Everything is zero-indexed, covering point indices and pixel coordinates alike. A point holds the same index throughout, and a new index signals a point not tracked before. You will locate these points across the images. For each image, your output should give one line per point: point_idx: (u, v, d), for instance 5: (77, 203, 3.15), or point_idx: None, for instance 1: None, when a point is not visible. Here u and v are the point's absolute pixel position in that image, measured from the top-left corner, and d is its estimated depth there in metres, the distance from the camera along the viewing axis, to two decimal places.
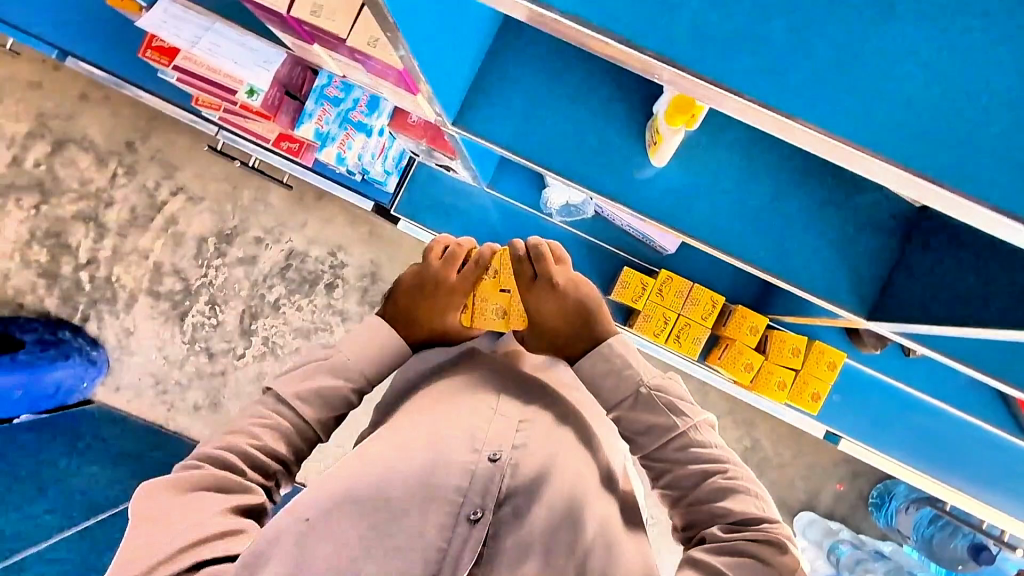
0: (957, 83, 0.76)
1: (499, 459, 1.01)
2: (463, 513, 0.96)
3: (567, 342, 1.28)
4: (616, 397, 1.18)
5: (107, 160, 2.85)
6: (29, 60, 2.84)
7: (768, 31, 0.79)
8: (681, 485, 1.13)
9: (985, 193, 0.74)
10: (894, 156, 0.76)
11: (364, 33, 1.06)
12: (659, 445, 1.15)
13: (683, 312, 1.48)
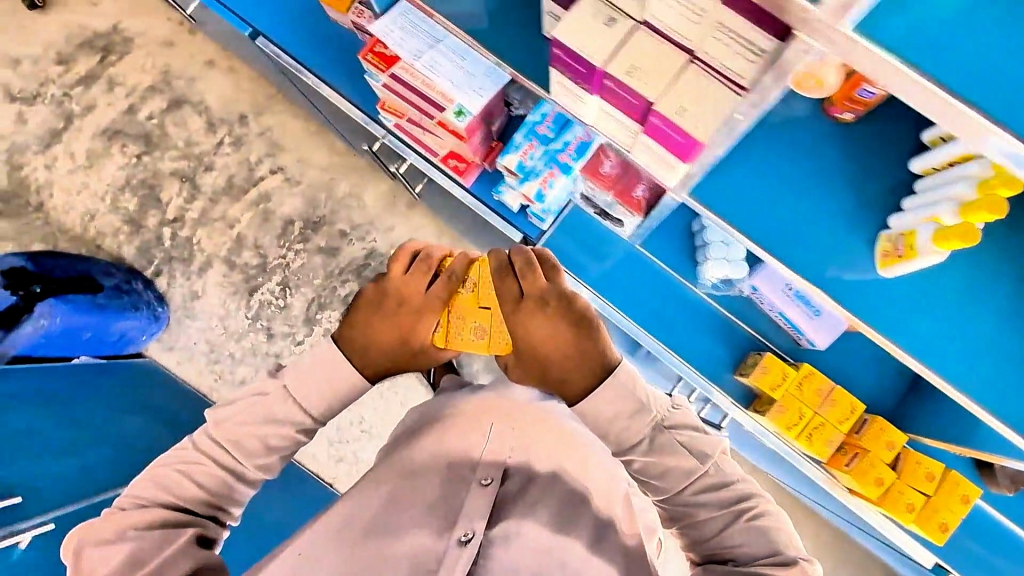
0: (965, 333, 0.87)
1: (489, 482, 0.97)
2: (455, 536, 0.87)
3: (564, 379, 0.94)
4: (628, 442, 0.96)
5: (217, 127, 2.92)
6: (168, 20, 2.96)
7: (806, 205, 0.92)
8: (700, 526, 0.97)
9: (997, 406, 0.84)
10: (912, 350, 0.88)
11: (675, 93, 0.74)
12: (675, 490, 0.97)
13: (819, 412, 1.27)
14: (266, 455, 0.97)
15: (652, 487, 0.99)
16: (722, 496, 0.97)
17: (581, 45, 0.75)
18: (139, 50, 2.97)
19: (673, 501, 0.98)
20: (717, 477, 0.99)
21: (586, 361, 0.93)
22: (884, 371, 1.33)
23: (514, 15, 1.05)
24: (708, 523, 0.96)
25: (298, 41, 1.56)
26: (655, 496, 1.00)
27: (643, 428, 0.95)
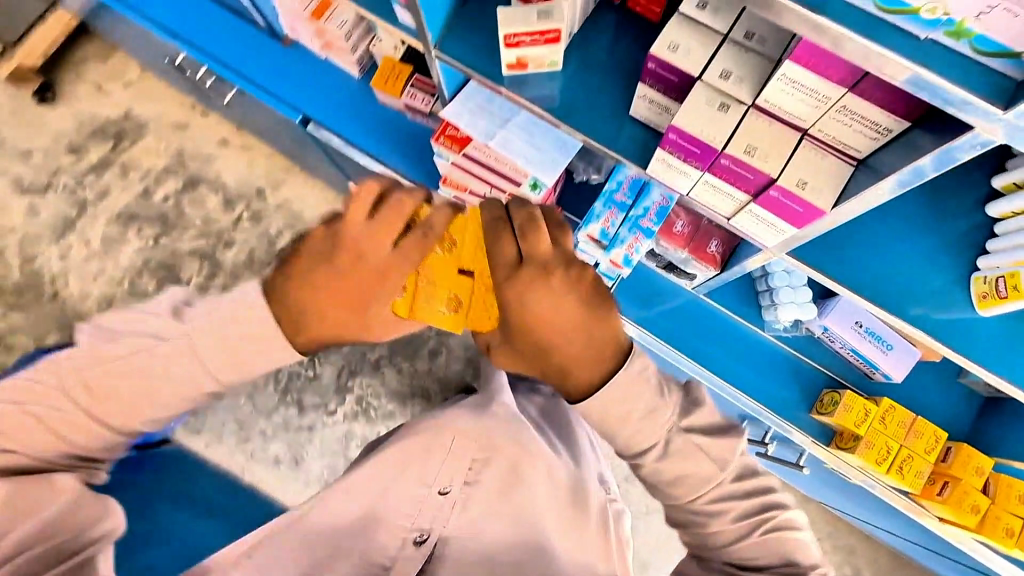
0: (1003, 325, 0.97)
1: (448, 492, 1.08)
2: (410, 536, 1.04)
3: (564, 369, 0.73)
4: (640, 446, 0.80)
5: (235, 203, 2.64)
6: (178, 102, 2.68)
7: (858, 232, 1.00)
8: (710, 539, 0.85)
9: None
10: (959, 348, 0.96)
11: (791, 170, 0.81)
12: (690, 499, 0.84)
13: (904, 444, 1.31)
14: (151, 409, 0.83)
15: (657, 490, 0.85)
16: (732, 509, 0.84)
17: (697, 130, 0.83)
18: (153, 135, 2.66)
19: (683, 509, 0.86)
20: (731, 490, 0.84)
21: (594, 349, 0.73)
22: (956, 396, 1.37)
23: (593, 93, 1.08)
24: (716, 533, 0.85)
25: (353, 128, 1.63)
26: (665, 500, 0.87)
27: (661, 430, 0.79)
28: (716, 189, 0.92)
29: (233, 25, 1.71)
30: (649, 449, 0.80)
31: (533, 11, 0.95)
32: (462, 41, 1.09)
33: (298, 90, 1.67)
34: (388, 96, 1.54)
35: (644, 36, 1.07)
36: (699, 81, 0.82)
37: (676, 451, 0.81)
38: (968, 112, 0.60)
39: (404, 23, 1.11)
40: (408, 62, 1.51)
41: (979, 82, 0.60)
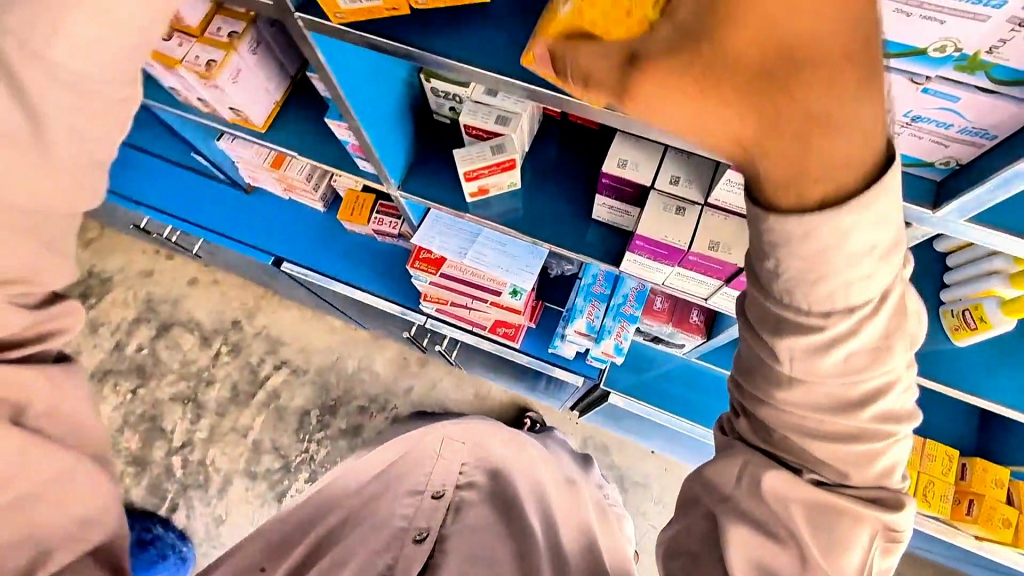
0: (979, 354, 1.01)
1: (442, 495, 1.07)
2: (410, 534, 1.01)
3: (797, 123, 0.37)
4: (800, 287, 0.45)
5: (212, 339, 2.56)
6: (143, 251, 2.68)
7: None
8: (830, 431, 0.51)
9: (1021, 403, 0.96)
10: (943, 379, 0.99)
11: None
12: (852, 359, 0.48)
13: (922, 470, 1.31)
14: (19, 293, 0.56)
15: (783, 342, 0.48)
16: (880, 404, 0.50)
17: (661, 234, 0.89)
18: (120, 286, 2.63)
19: (810, 384, 0.50)
20: (900, 382, 0.50)
21: (879, 110, 0.37)
22: (953, 408, 1.41)
23: (554, 202, 1.13)
24: (829, 430, 0.51)
25: (327, 258, 1.68)
26: (788, 357, 0.49)
27: (877, 259, 0.44)
28: (689, 280, 0.98)
29: (190, 181, 1.76)
30: (816, 292, 0.45)
31: (488, 147, 1.03)
32: (422, 177, 1.15)
33: (266, 232, 1.72)
34: (356, 226, 1.59)
35: (589, 143, 1.15)
36: (652, 189, 0.89)
37: (886, 300, 0.47)
38: (910, 215, 0.64)
39: (364, 168, 1.17)
40: (369, 191, 1.56)
41: (907, 187, 0.64)
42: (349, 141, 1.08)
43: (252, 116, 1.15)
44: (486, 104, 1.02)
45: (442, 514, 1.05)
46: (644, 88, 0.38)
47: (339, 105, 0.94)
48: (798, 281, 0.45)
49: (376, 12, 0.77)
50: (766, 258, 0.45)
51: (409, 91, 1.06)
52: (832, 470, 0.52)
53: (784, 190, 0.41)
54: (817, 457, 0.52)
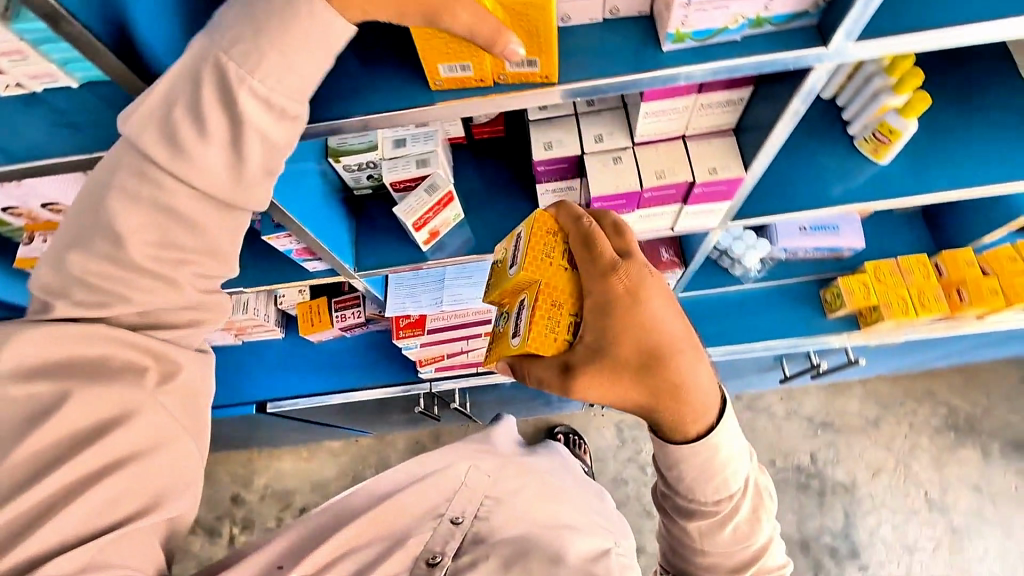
0: (901, 160, 1.12)
1: (462, 518, 0.91)
2: (422, 558, 0.86)
3: (665, 383, 0.70)
4: (692, 476, 0.73)
5: (219, 527, 2.33)
6: None
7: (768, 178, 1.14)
8: (722, 556, 0.74)
9: (948, 183, 1.08)
10: (883, 195, 1.10)
11: (698, 166, 0.93)
12: (724, 517, 0.73)
13: (908, 285, 1.42)
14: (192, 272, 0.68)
15: (695, 521, 0.74)
16: (760, 560, 0.74)
17: (614, 187, 0.93)
18: None
19: (705, 520, 0.74)
20: (774, 546, 0.75)
21: (705, 382, 0.72)
22: (899, 226, 1.55)
23: (500, 215, 1.17)
24: (721, 552, 0.74)
25: (308, 378, 1.62)
26: (695, 522, 0.74)
27: (734, 478, 0.73)
28: (652, 217, 1.04)
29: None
30: (709, 492, 0.73)
31: (422, 191, 1.05)
32: (372, 251, 1.16)
33: (236, 383, 1.63)
34: (323, 333, 1.55)
35: (502, 150, 1.21)
36: (585, 155, 0.95)
37: (748, 492, 0.74)
38: (808, 61, 0.71)
39: (313, 270, 1.17)
40: (319, 295, 1.54)
41: (795, 42, 0.71)
42: (292, 248, 1.08)
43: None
44: (401, 156, 1.04)
45: (461, 538, 0.89)
46: (581, 381, 0.70)
47: (275, 214, 0.94)
48: (692, 478, 0.73)
49: (467, 85, 0.77)
50: (673, 469, 0.74)
51: (326, 179, 1.08)
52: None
53: (676, 419, 0.71)
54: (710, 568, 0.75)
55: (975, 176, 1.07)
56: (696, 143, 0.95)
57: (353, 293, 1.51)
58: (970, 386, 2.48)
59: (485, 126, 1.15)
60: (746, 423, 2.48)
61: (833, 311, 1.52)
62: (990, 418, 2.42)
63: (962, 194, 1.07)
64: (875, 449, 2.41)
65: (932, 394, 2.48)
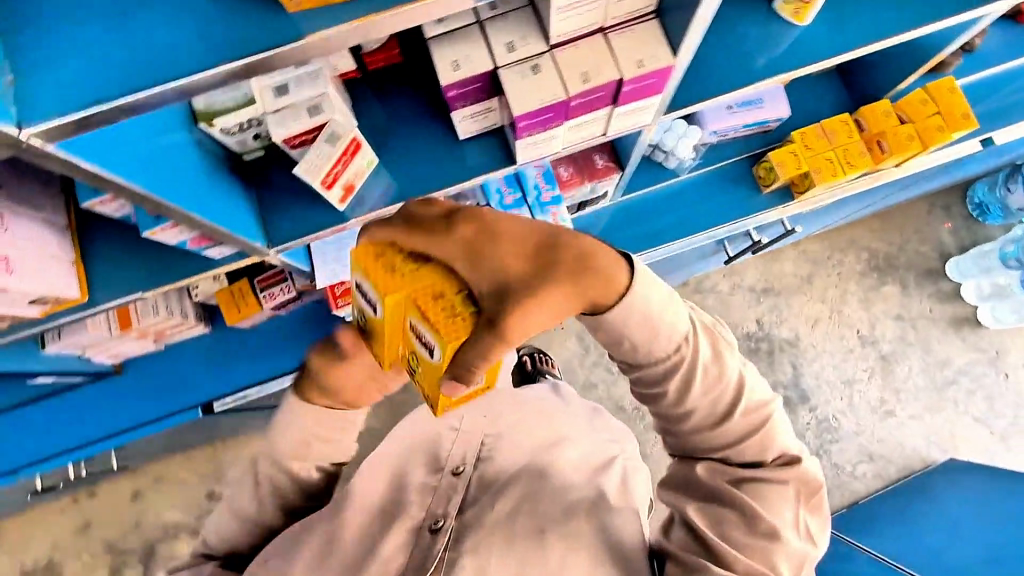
0: (822, 20, 1.06)
1: (462, 470, 0.93)
2: (426, 524, 0.85)
3: (569, 267, 0.66)
4: (644, 343, 0.71)
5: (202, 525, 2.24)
6: (59, 509, 2.26)
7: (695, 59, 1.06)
8: (704, 413, 0.75)
9: (869, 36, 1.05)
10: (809, 60, 1.05)
11: (625, 61, 0.84)
12: (686, 373, 0.73)
13: (833, 147, 1.43)
14: None
15: (666, 386, 0.74)
16: (744, 399, 0.75)
17: (537, 101, 0.83)
18: (70, 557, 2.22)
19: (672, 382, 0.73)
20: (753, 385, 0.76)
21: (594, 240, 0.69)
22: (818, 86, 1.54)
23: (417, 153, 1.05)
24: (702, 408, 0.74)
25: (251, 367, 1.50)
26: (663, 388, 0.74)
27: (681, 323, 0.71)
28: (583, 127, 0.95)
29: (27, 417, 1.49)
30: (659, 345, 0.71)
31: (323, 144, 0.91)
32: (281, 222, 1.03)
33: (175, 389, 1.50)
34: (255, 317, 1.41)
35: (403, 76, 1.06)
36: (499, 69, 0.84)
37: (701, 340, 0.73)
38: None
39: (219, 256, 1.02)
40: (238, 278, 1.38)
41: None
42: (186, 239, 0.93)
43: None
44: (287, 106, 0.88)
45: (463, 492, 0.90)
46: (514, 326, 0.63)
47: (148, 207, 0.77)
48: (638, 343, 0.71)
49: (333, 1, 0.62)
50: (623, 342, 0.72)
51: (204, 149, 0.90)
52: (715, 433, 0.75)
53: (603, 292, 0.67)
54: (702, 432, 0.76)
55: (894, 25, 1.04)
56: (617, 33, 0.85)
57: (276, 269, 1.36)
58: (885, 227, 2.66)
59: (377, 54, 1.00)
60: (696, 305, 2.58)
61: (767, 187, 1.52)
62: (905, 254, 2.64)
63: (884, 45, 1.04)
64: (812, 303, 2.59)
65: (853, 242, 2.65)
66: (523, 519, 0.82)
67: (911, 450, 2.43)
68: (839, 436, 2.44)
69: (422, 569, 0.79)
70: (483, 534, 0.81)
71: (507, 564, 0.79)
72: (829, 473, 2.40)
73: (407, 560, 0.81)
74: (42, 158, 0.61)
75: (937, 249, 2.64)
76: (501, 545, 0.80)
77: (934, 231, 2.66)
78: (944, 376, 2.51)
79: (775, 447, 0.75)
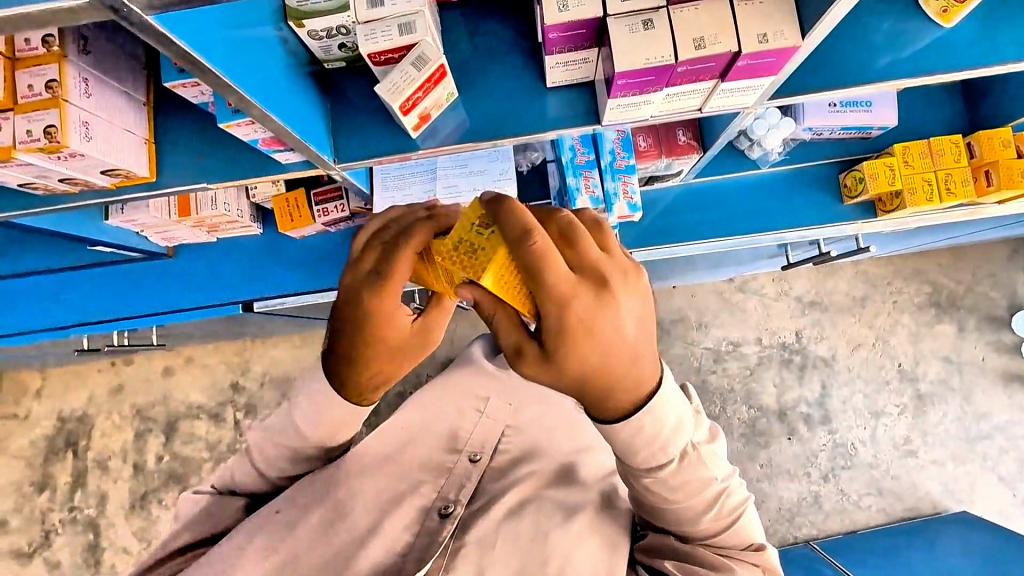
0: (968, 26, 0.95)
1: (479, 457, 0.92)
2: (436, 508, 0.84)
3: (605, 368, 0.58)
4: (637, 446, 0.65)
5: (221, 413, 2.36)
6: (98, 370, 2.41)
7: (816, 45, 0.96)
8: (673, 508, 0.71)
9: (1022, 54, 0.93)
10: (945, 68, 0.95)
11: (746, 31, 0.76)
12: (657, 478, 0.68)
13: (936, 167, 1.32)
14: None
15: (646, 482, 0.69)
16: (720, 503, 0.72)
17: (643, 59, 0.78)
18: (102, 415, 2.39)
19: (648, 479, 0.68)
20: (730, 485, 0.73)
21: (633, 340, 0.57)
22: (935, 103, 1.41)
23: (500, 92, 1.00)
24: (679, 499, 0.70)
25: (294, 276, 1.52)
26: (645, 481, 0.68)
27: (670, 432, 0.66)
28: (683, 95, 0.89)
29: (87, 280, 1.57)
30: (648, 450, 0.65)
31: (410, 66, 0.87)
32: (352, 140, 1.01)
33: (223, 283, 1.54)
34: (306, 229, 1.42)
35: (499, 13, 1.01)
36: (609, 18, 0.79)
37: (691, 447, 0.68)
38: None
39: (286, 162, 1.01)
40: (295, 187, 1.38)
41: None
42: (259, 138, 0.92)
43: (67, 95, 0.83)
44: (379, 19, 0.85)
45: (476, 483, 0.89)
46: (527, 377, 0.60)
47: (229, 98, 0.76)
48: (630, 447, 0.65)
49: None
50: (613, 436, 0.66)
51: (288, 49, 0.88)
52: (692, 518, 0.72)
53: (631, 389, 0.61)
54: (682, 517, 0.72)
55: None
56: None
57: (334, 185, 1.37)
58: (958, 263, 2.50)
59: None
60: (738, 304, 2.51)
61: (852, 198, 1.41)
62: (971, 295, 2.48)
63: None
64: (858, 326, 2.48)
65: (917, 272, 2.50)
66: (524, 515, 0.83)
67: (923, 493, 2.37)
68: (854, 464, 2.39)
69: (426, 557, 0.77)
70: (489, 532, 0.81)
71: (507, 562, 0.79)
72: (832, 496, 2.37)
73: (413, 542, 0.80)
74: (140, 29, 0.61)
75: (1007, 299, 2.47)
76: (502, 541, 0.80)
77: (1009, 278, 2.48)
78: (978, 429, 2.40)
79: (747, 537, 0.75)
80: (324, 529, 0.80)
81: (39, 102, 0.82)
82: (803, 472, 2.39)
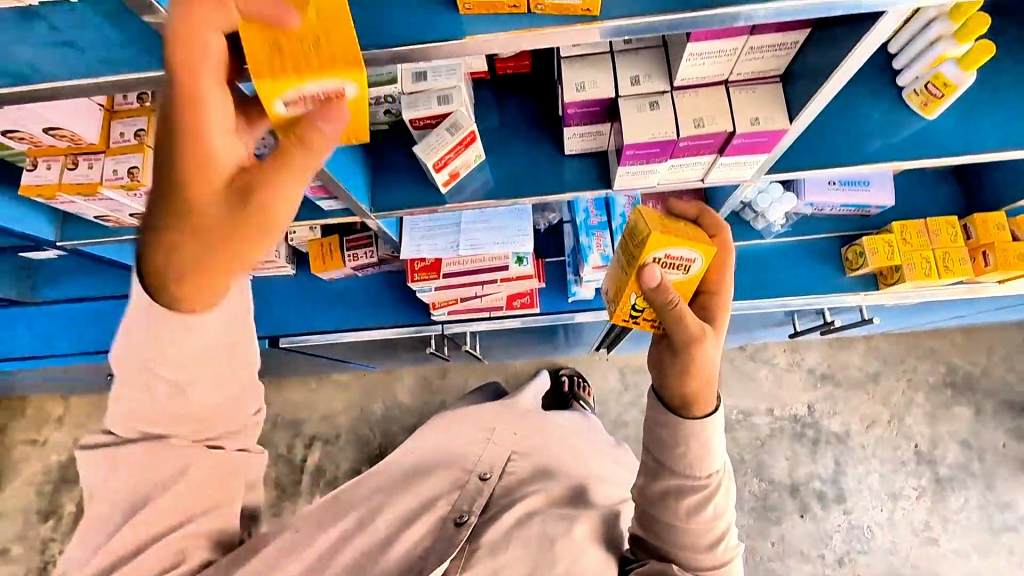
0: (949, 118, 1.06)
1: (489, 476, 0.95)
2: (450, 517, 0.87)
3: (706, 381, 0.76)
4: (689, 457, 0.75)
5: None
6: None
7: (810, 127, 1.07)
8: (695, 536, 0.78)
9: (999, 142, 1.02)
10: (928, 152, 1.04)
11: (739, 115, 0.87)
12: (698, 498, 0.76)
13: (934, 247, 1.39)
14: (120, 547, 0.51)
15: (685, 500, 0.76)
16: (726, 540, 0.79)
17: (649, 135, 0.88)
18: None
19: (690, 497, 0.76)
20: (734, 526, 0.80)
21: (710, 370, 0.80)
22: (930, 184, 1.50)
23: (521, 157, 1.12)
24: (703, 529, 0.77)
25: (319, 316, 1.61)
26: (688, 498, 0.76)
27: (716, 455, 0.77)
28: (685, 168, 0.99)
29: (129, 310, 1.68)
30: (700, 463, 0.76)
31: (444, 131, 1.00)
32: (388, 192, 1.13)
33: (252, 319, 1.64)
34: (335, 272, 1.53)
35: (527, 87, 1.15)
36: (619, 98, 0.90)
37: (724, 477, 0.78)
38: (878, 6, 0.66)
39: (328, 209, 1.13)
40: (330, 233, 1.50)
41: None
42: (308, 186, 1.04)
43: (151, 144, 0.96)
44: (421, 91, 0.98)
45: (487, 497, 0.92)
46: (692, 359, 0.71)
47: None
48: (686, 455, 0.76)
49: (498, 12, 0.72)
50: (675, 443, 0.76)
51: None
52: (702, 551, 0.78)
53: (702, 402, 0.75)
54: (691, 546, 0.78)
55: None
56: (738, 89, 0.89)
57: (366, 233, 1.49)
58: (972, 344, 2.50)
59: (509, 61, 1.10)
60: (749, 373, 2.52)
61: (853, 270, 1.48)
62: (988, 377, 2.46)
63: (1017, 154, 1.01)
64: (871, 403, 2.46)
65: (931, 351, 2.50)
66: (534, 523, 0.86)
67: None
68: (871, 548, 2.29)
69: (445, 555, 0.80)
70: (492, 547, 0.83)
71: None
72: None
73: (430, 545, 0.83)
74: None
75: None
76: (503, 557, 0.83)
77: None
78: (1003, 519, 2.30)
79: None
80: (334, 537, 0.83)
81: (127, 147, 0.95)
82: (817, 554, 2.30)
